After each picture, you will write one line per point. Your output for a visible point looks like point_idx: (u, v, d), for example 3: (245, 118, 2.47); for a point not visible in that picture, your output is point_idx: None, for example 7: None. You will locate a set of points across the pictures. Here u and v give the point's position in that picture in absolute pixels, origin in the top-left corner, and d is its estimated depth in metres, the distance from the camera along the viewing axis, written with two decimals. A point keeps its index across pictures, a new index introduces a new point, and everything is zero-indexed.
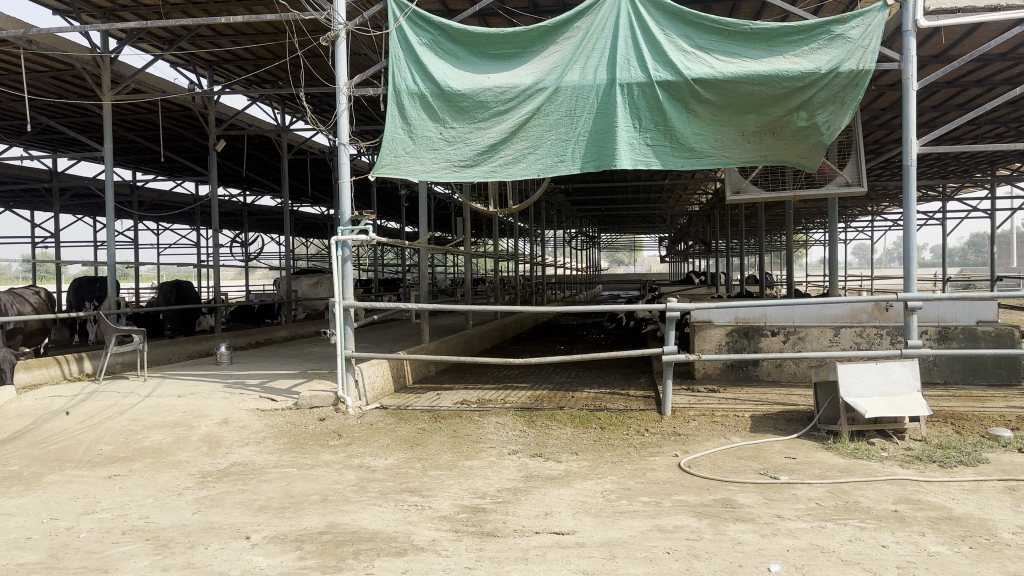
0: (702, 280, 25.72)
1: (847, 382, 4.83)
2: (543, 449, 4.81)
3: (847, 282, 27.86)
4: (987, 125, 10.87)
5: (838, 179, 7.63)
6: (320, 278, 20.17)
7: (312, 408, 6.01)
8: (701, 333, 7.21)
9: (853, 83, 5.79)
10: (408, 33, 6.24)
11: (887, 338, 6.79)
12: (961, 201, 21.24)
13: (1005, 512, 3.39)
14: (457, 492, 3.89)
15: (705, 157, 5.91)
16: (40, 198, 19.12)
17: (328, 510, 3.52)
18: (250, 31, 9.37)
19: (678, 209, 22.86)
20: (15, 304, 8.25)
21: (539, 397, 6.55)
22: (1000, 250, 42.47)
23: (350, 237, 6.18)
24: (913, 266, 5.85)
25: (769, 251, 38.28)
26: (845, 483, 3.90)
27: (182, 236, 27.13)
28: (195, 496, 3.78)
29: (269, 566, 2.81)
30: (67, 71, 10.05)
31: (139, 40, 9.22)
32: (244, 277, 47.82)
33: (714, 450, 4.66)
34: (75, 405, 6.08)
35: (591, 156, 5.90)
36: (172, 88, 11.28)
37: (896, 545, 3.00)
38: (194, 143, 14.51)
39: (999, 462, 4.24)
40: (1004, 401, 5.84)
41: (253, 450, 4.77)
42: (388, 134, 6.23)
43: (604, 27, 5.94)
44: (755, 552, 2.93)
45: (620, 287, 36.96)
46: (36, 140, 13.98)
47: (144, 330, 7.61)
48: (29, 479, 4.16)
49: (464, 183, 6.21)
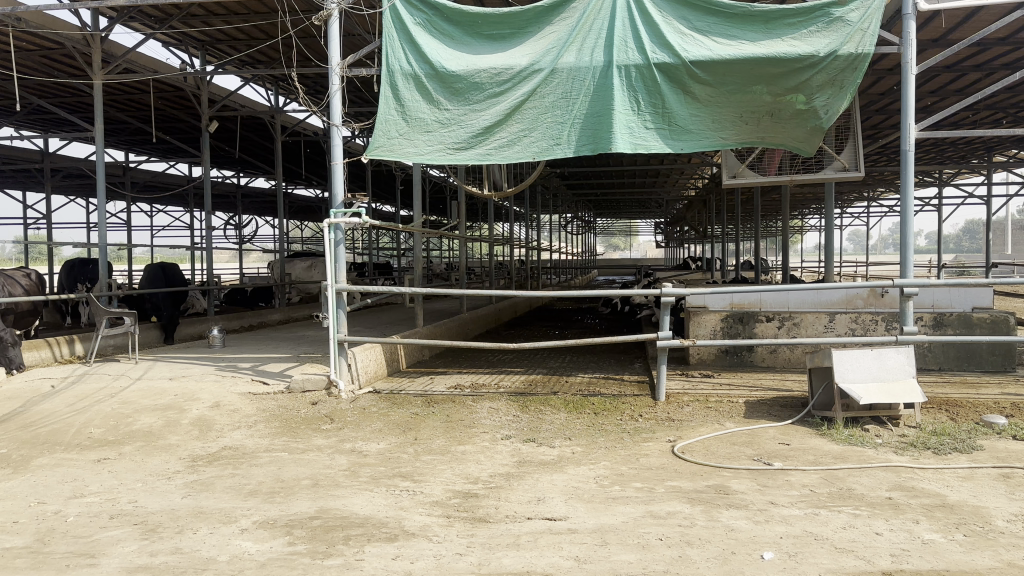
0: (698, 265, 25.74)
1: (841, 368, 4.80)
2: (536, 435, 4.78)
3: (842, 268, 27.94)
4: (984, 111, 10.86)
5: (835, 163, 7.56)
6: (314, 261, 19.99)
7: (304, 392, 5.96)
8: (697, 319, 7.19)
9: (852, 66, 5.71)
10: (402, 13, 6.14)
11: (882, 325, 6.80)
12: (957, 188, 21.14)
13: (999, 500, 3.37)
14: (450, 477, 3.86)
15: (703, 140, 5.83)
16: (32, 179, 18.83)
17: (319, 494, 3.50)
18: (241, 11, 9.25)
19: (676, 194, 22.74)
20: (6, 285, 8.07)
21: (533, 382, 6.53)
22: (996, 238, 42.65)
23: (343, 220, 6.07)
24: (910, 252, 5.74)
25: (765, 235, 38.43)
26: (839, 470, 3.89)
27: (176, 218, 26.83)
28: (185, 480, 3.75)
29: (257, 551, 2.79)
30: (57, 50, 9.90)
31: (130, 18, 9.09)
32: (236, 259, 47.62)
33: (707, 436, 4.64)
34: (65, 388, 6.02)
35: (588, 139, 5.81)
36: (165, 68, 11.09)
37: (890, 533, 2.99)
38: (186, 123, 14.37)
39: (993, 449, 4.24)
40: (998, 388, 5.82)
41: (245, 434, 4.73)
42: (382, 116, 6.13)
43: (601, 7, 5.84)
44: (749, 540, 2.91)
45: (615, 270, 36.94)
46: (26, 120, 13.79)
47: (135, 313, 7.47)
48: (17, 462, 4.11)
49: (459, 166, 6.12)
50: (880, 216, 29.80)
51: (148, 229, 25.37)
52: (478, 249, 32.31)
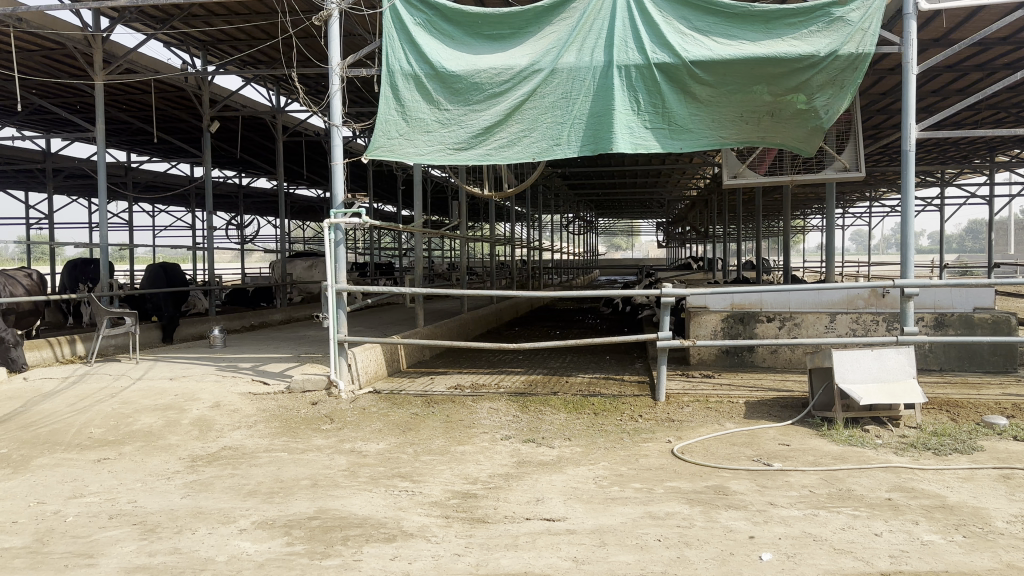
0: (700, 266, 25.73)
1: (842, 368, 4.79)
2: (535, 435, 4.79)
3: (844, 269, 27.91)
4: (986, 111, 10.84)
5: (836, 164, 7.55)
6: (315, 261, 20.00)
7: (305, 392, 5.96)
8: (697, 319, 7.18)
9: (853, 66, 5.70)
10: (402, 13, 6.14)
11: (883, 325, 6.77)
12: (959, 188, 21.10)
13: (999, 501, 3.37)
14: (449, 477, 3.86)
15: (703, 139, 5.82)
16: (34, 180, 18.87)
17: (318, 495, 3.50)
18: (242, 12, 9.26)
19: (678, 194, 22.73)
20: (8, 285, 8.08)
21: (533, 382, 6.53)
22: (999, 238, 42.54)
23: (343, 220, 6.07)
24: (911, 252, 5.72)
25: (767, 235, 38.39)
26: (838, 470, 3.88)
27: (178, 218, 26.86)
28: (185, 480, 3.76)
29: (255, 551, 2.79)
30: (58, 50, 9.92)
31: (131, 18, 9.10)
32: (238, 259, 47.65)
33: (707, 437, 4.64)
34: (66, 388, 6.03)
35: (588, 140, 5.81)
36: (166, 68, 11.11)
37: (889, 534, 2.98)
38: (188, 123, 14.40)
39: (994, 450, 4.23)
40: (1000, 389, 5.81)
41: (244, 434, 4.74)
42: (382, 116, 6.13)
43: (601, 7, 5.84)
44: (747, 541, 2.90)
45: (617, 271, 36.92)
46: (28, 120, 13.82)
47: (136, 313, 7.48)
48: (17, 462, 4.12)
49: (459, 166, 6.13)
50: (883, 216, 29.75)
51: (150, 229, 25.40)
52: (479, 250, 32.31)
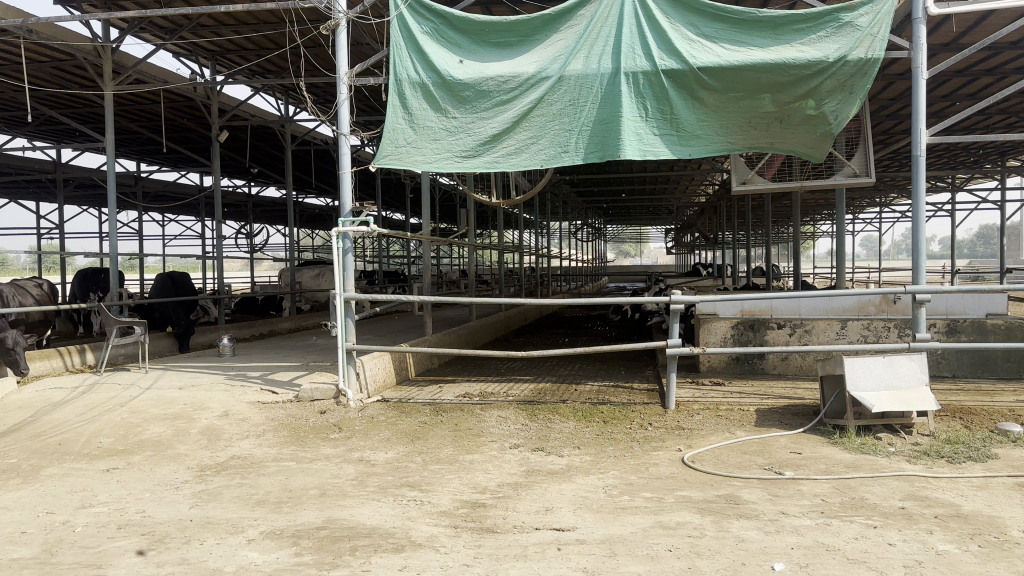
0: (709, 273, 25.65)
1: (853, 376, 4.74)
2: (544, 444, 4.76)
3: (855, 274, 27.73)
4: (997, 115, 10.77)
5: (846, 169, 7.50)
6: (323, 269, 20.05)
7: (313, 401, 5.96)
8: (706, 326, 7.12)
9: (862, 71, 5.67)
10: (409, 22, 6.17)
11: (894, 331, 6.74)
12: (970, 194, 20.95)
13: (1015, 510, 3.31)
14: (457, 487, 3.83)
15: (712, 145, 5.80)
16: (46, 189, 19.05)
17: (326, 505, 3.48)
18: (251, 21, 9.36)
19: (686, 199, 22.69)
20: (18, 295, 8.11)
21: (541, 391, 6.48)
22: (1009, 243, 42.14)
23: (351, 229, 6.05)
24: (923, 258, 5.63)
25: (777, 242, 38.09)
26: (851, 479, 3.83)
27: (189, 227, 27.04)
28: (193, 490, 3.76)
29: (264, 562, 2.78)
30: (67, 61, 10.03)
31: (140, 28, 9.18)
32: (249, 268, 48.01)
33: (718, 445, 4.59)
34: (75, 397, 6.05)
35: (596, 146, 5.80)
36: (175, 78, 11.23)
37: (904, 543, 2.93)
38: (197, 133, 14.53)
39: (1008, 457, 4.17)
40: (1013, 395, 5.76)
41: (253, 444, 4.74)
42: (389, 124, 6.16)
43: (609, 14, 5.85)
44: (758, 551, 2.87)
45: (626, 277, 36.89)
46: (39, 131, 13.96)
47: (145, 322, 7.50)
48: (27, 472, 4.13)
49: (467, 174, 6.13)
50: (893, 221, 29.56)
51: (160, 237, 25.59)
52: (488, 257, 32.29)
